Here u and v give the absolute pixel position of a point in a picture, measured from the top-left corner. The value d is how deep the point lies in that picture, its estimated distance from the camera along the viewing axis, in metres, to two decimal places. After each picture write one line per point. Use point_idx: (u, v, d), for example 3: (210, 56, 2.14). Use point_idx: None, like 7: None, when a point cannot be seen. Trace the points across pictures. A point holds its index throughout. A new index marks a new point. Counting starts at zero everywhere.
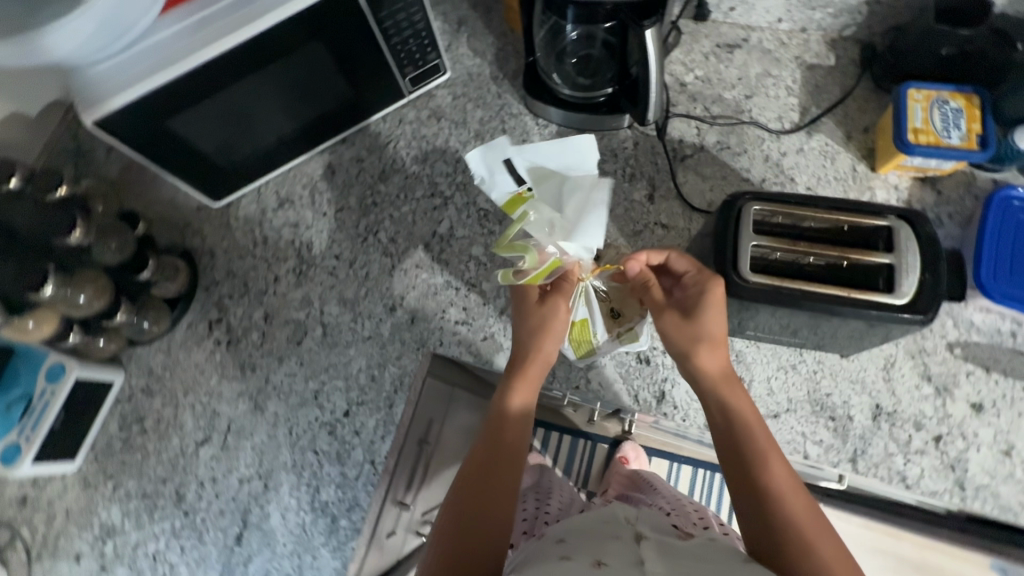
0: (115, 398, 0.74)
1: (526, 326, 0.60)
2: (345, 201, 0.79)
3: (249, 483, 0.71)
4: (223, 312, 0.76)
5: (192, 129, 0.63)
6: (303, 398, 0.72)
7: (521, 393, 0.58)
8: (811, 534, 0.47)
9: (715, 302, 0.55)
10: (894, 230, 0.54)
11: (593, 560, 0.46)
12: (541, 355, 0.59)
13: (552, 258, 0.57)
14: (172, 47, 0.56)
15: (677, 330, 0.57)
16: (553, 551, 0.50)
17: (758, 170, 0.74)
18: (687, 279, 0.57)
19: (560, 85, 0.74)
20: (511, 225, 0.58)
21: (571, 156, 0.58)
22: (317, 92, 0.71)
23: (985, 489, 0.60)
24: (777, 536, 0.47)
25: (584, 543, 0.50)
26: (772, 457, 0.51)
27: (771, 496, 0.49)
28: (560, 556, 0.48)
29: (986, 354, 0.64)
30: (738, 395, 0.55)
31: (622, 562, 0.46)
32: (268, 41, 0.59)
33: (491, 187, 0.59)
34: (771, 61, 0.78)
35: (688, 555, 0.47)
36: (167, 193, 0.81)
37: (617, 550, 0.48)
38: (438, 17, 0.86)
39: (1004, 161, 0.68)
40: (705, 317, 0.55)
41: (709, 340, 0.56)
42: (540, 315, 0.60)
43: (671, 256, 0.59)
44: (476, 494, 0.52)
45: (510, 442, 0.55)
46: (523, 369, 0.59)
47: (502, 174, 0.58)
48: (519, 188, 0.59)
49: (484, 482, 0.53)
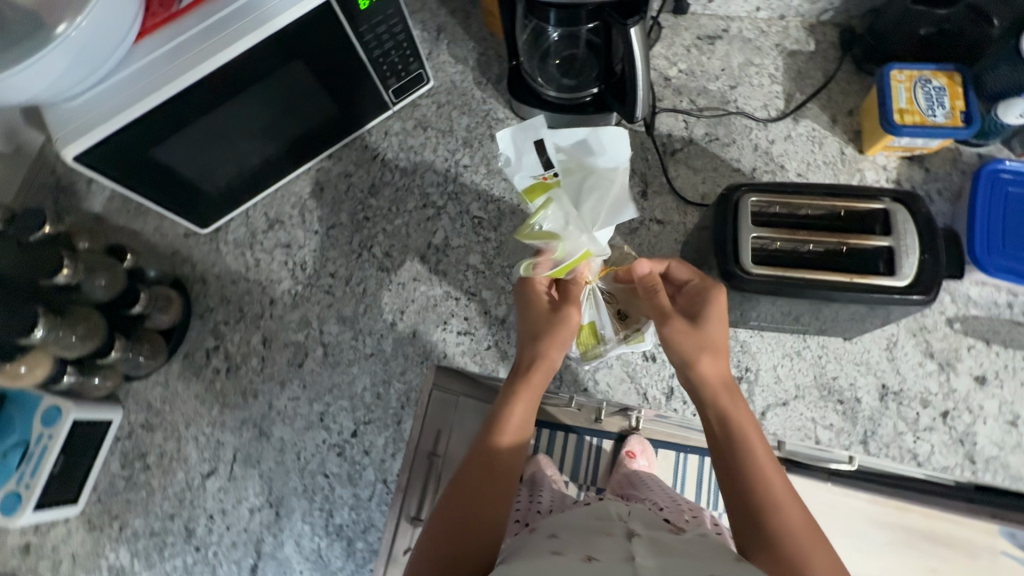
0: (114, 436, 0.72)
1: (529, 334, 0.59)
2: (336, 218, 0.78)
3: (260, 513, 0.69)
4: (220, 339, 0.75)
5: (175, 156, 0.62)
6: (309, 421, 0.71)
7: (521, 405, 0.56)
8: (806, 551, 0.47)
9: (716, 312, 0.55)
10: (890, 212, 0.54)
11: (583, 555, 0.47)
12: (543, 365, 0.57)
13: (580, 250, 0.56)
14: (149, 75, 0.55)
15: (680, 337, 0.55)
16: (545, 547, 0.50)
17: (748, 159, 0.74)
18: (688, 288, 0.57)
19: (545, 86, 0.73)
20: (533, 211, 0.55)
21: (600, 146, 0.58)
22: (300, 111, 0.70)
23: (995, 461, 0.61)
24: (772, 552, 0.47)
25: (576, 540, 0.51)
26: (769, 470, 0.50)
27: (767, 511, 0.48)
28: (550, 550, 0.49)
29: (985, 327, 0.65)
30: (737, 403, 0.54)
31: (612, 556, 0.47)
32: (250, 59, 0.58)
33: (515, 169, 0.58)
34: (752, 50, 0.78)
35: (678, 550, 0.48)
36: (153, 222, 0.79)
37: (607, 547, 0.49)
38: (416, 26, 0.85)
39: (989, 135, 0.69)
40: (707, 327, 0.54)
41: (712, 348, 0.54)
42: (544, 324, 0.59)
43: (671, 265, 0.59)
44: (473, 527, 0.51)
45: (505, 470, 0.54)
46: (522, 384, 0.57)
47: (530, 156, 0.57)
48: (544, 173, 0.58)
49: (480, 513, 0.52)
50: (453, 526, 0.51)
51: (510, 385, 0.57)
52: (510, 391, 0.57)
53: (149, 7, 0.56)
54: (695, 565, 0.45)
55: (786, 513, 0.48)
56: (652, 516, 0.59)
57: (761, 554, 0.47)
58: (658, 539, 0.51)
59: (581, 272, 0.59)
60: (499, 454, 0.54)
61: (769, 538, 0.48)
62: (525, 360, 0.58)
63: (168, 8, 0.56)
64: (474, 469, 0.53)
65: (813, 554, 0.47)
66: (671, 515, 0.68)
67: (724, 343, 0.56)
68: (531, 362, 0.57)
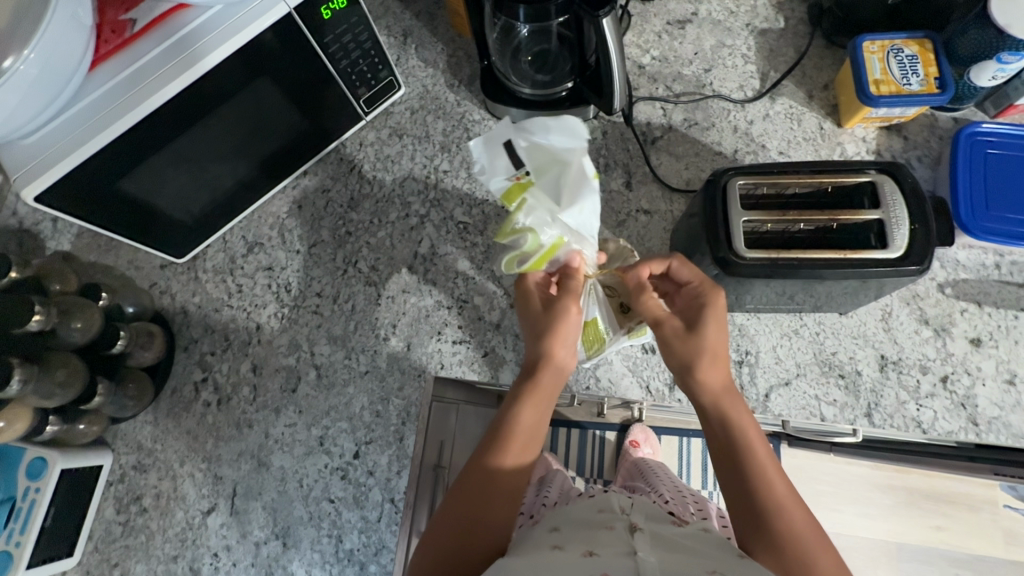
0: (106, 481, 0.70)
1: (532, 332, 0.57)
2: (317, 235, 0.76)
3: (266, 546, 0.67)
4: (208, 371, 0.72)
5: (142, 186, 0.59)
6: (308, 446, 0.69)
7: (530, 410, 0.54)
8: (809, 551, 0.48)
9: (717, 316, 0.53)
10: (877, 185, 0.54)
11: (584, 551, 0.48)
12: (547, 369, 0.56)
13: (552, 238, 0.56)
14: (106, 104, 0.52)
15: (679, 343, 0.53)
16: (547, 542, 0.52)
17: (729, 141, 0.74)
18: (688, 290, 0.56)
19: (519, 84, 0.72)
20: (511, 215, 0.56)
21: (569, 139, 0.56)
22: (270, 130, 0.68)
23: (997, 421, 0.61)
24: (774, 555, 0.49)
25: (577, 534, 0.52)
26: (772, 474, 0.50)
27: (770, 515, 0.49)
28: (552, 545, 0.51)
29: (976, 289, 0.65)
30: (739, 405, 0.53)
31: (612, 550, 0.48)
32: (214, 80, 0.56)
33: (490, 175, 0.57)
34: (723, 32, 0.78)
35: (679, 547, 0.49)
36: (127, 256, 0.77)
37: (608, 541, 0.50)
38: (382, 32, 0.83)
39: (964, 99, 0.69)
40: (707, 333, 0.53)
41: (711, 354, 0.53)
42: (544, 322, 0.57)
43: (672, 264, 0.58)
44: (479, 556, 0.51)
45: (509, 495, 0.53)
46: (526, 393, 0.55)
47: (503, 159, 0.57)
48: (519, 174, 0.57)
49: (485, 542, 0.51)
50: (458, 553, 0.51)
51: (516, 392, 0.56)
52: (515, 402, 0.55)
53: (100, 34, 0.52)
54: (695, 563, 0.46)
55: (789, 517, 0.49)
56: (655, 507, 0.60)
57: (763, 557, 0.49)
58: (660, 534, 0.52)
59: (578, 261, 0.59)
60: (502, 480, 0.53)
61: (772, 541, 0.49)
62: (528, 366, 0.57)
63: (120, 34, 0.53)
64: (476, 497, 0.52)
65: (815, 554, 0.49)
66: (678, 508, 0.67)
67: (725, 345, 0.54)
68: (535, 369, 0.56)
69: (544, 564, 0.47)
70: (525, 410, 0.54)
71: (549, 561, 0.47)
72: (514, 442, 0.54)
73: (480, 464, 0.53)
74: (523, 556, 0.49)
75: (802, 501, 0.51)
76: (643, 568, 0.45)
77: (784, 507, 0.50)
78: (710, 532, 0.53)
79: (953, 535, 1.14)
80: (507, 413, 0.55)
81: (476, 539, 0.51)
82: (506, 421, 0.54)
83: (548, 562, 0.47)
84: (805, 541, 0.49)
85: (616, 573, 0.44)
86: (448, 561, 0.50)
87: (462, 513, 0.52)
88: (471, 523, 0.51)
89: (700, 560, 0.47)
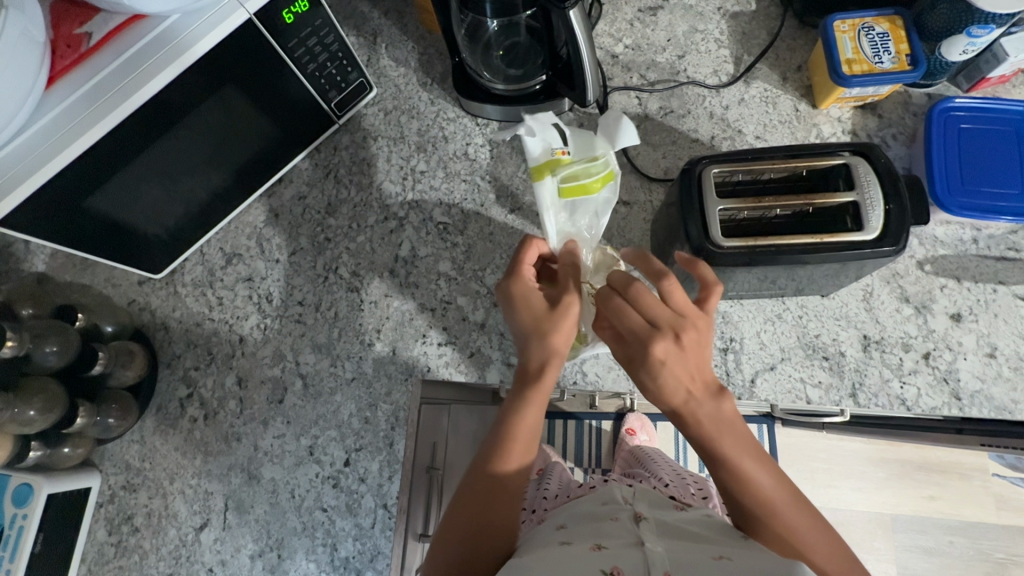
0: (96, 502, 0.69)
1: (526, 323, 0.52)
2: (296, 243, 0.75)
3: (262, 558, 0.67)
4: (193, 386, 0.72)
5: (114, 201, 0.59)
6: (298, 456, 0.69)
7: (534, 410, 0.51)
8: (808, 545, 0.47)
9: (654, 363, 0.46)
10: (852, 167, 0.54)
11: (592, 543, 0.49)
12: (555, 366, 0.51)
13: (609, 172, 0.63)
14: (66, 123, 0.50)
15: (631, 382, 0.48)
16: (554, 538, 0.52)
17: (705, 128, 0.73)
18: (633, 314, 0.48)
19: (492, 80, 0.70)
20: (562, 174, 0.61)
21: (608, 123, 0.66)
22: (240, 137, 0.67)
23: (979, 394, 0.62)
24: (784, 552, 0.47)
25: (584, 528, 0.52)
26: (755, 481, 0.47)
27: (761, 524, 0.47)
28: (561, 541, 0.51)
29: (954, 264, 0.66)
30: (710, 427, 0.46)
31: (620, 542, 0.49)
32: (179, 88, 0.54)
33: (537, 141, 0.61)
34: (696, 17, 0.77)
35: (685, 533, 0.50)
36: (102, 274, 0.75)
37: (615, 532, 0.50)
38: (351, 32, 0.82)
39: (936, 74, 0.69)
40: (646, 378, 0.47)
41: (659, 395, 0.47)
42: (545, 319, 0.52)
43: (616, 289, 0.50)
44: (496, 556, 0.51)
45: (514, 495, 0.52)
46: (530, 392, 0.51)
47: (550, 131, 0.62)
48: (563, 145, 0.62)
49: (494, 545, 0.51)
50: (480, 548, 0.50)
51: (516, 396, 0.52)
52: (518, 404, 0.51)
53: (55, 49, 0.50)
54: (702, 548, 0.47)
55: (779, 524, 0.47)
56: (657, 494, 0.60)
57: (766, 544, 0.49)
58: (664, 521, 0.53)
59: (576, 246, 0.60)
60: (508, 487, 0.51)
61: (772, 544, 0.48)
62: (533, 367, 0.52)
63: (76, 48, 0.50)
64: (482, 500, 0.51)
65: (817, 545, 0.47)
66: (678, 491, 0.67)
67: (695, 361, 0.46)
68: (541, 368, 0.51)
69: (554, 559, 0.47)
70: (527, 419, 0.50)
71: (558, 556, 0.47)
72: (518, 444, 0.51)
73: (483, 472, 0.51)
74: (533, 553, 0.49)
75: (794, 494, 0.48)
76: (652, 559, 0.46)
77: (775, 508, 0.47)
78: (713, 516, 0.54)
79: (946, 504, 1.16)
80: (511, 415, 0.51)
81: (489, 545, 0.51)
82: (506, 423, 0.51)
83: (559, 557, 0.47)
84: (805, 534, 0.47)
85: (626, 567, 0.45)
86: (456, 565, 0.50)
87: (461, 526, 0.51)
88: (482, 522, 0.51)
89: (704, 544, 0.48)
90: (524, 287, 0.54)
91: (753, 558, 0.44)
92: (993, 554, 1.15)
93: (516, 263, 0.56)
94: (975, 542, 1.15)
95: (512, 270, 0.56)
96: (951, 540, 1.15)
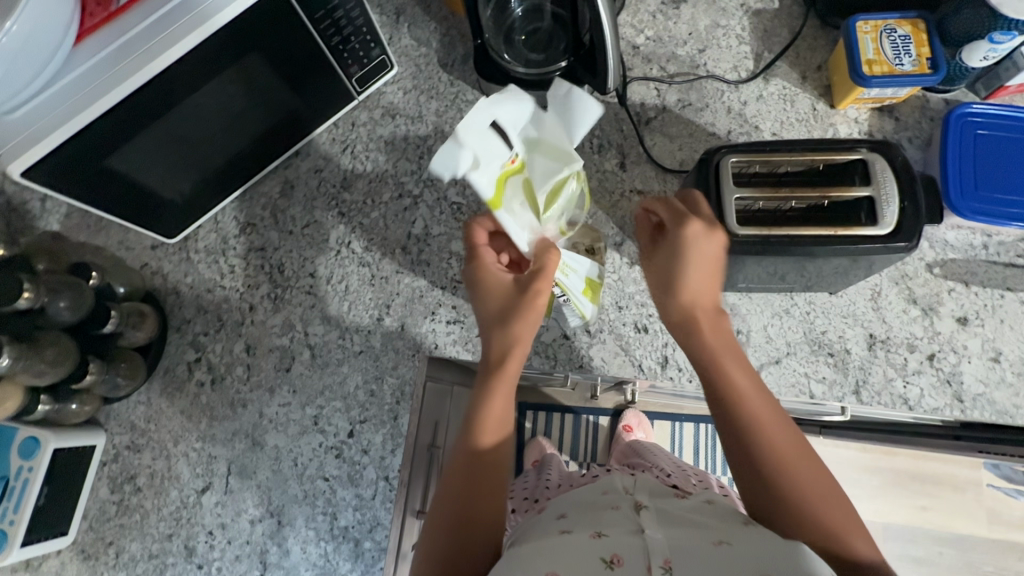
0: (100, 461, 0.70)
1: (490, 317, 0.56)
2: (310, 216, 0.75)
3: (261, 523, 0.68)
4: (201, 351, 0.72)
5: (135, 163, 0.59)
6: (302, 425, 0.69)
7: (498, 399, 0.54)
8: (791, 464, 0.49)
9: (685, 247, 0.53)
10: (868, 163, 0.55)
11: (592, 531, 0.49)
12: (516, 353, 0.55)
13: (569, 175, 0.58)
14: (90, 82, 0.50)
15: (656, 282, 0.56)
16: (555, 527, 0.52)
17: (722, 123, 0.74)
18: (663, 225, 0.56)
19: (511, 62, 0.70)
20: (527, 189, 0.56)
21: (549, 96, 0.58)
22: (260, 105, 0.67)
23: (982, 398, 0.63)
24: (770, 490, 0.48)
25: (583, 517, 0.53)
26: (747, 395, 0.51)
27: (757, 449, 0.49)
28: (561, 530, 0.51)
29: (963, 269, 0.66)
30: (715, 335, 0.53)
31: (620, 530, 0.49)
32: (207, 52, 0.55)
33: (486, 162, 0.50)
34: (718, 12, 0.77)
35: (685, 520, 0.50)
36: (116, 236, 0.76)
37: (615, 521, 0.51)
38: (374, 10, 0.82)
39: (955, 81, 0.70)
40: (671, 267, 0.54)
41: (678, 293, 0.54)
42: (510, 307, 0.55)
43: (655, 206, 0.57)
44: (488, 551, 0.51)
45: (493, 476, 0.52)
46: (495, 383, 0.54)
47: (494, 141, 0.51)
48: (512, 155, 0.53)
49: (485, 534, 0.51)
50: (469, 532, 0.50)
51: (483, 385, 0.54)
52: (485, 394, 0.54)
53: (84, 6, 0.50)
54: (701, 535, 0.47)
55: (773, 438, 0.49)
56: (656, 482, 0.60)
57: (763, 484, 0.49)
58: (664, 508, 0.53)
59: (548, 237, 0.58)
60: (487, 467, 0.52)
61: (770, 482, 0.48)
62: (495, 357, 0.55)
63: (106, 7, 0.50)
64: (469, 494, 0.52)
65: (799, 462, 0.49)
66: (678, 480, 0.67)
67: (708, 274, 0.54)
68: (502, 358, 0.54)
69: (553, 548, 0.47)
70: (493, 406, 0.53)
71: (559, 546, 0.48)
72: (487, 427, 0.53)
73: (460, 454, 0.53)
74: (533, 542, 0.49)
75: (782, 418, 0.51)
76: (653, 548, 0.46)
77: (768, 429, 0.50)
78: (714, 503, 0.54)
79: (939, 515, 1.16)
80: (478, 406, 0.54)
81: (477, 537, 0.50)
82: (473, 411, 0.54)
83: (557, 545, 0.48)
84: (794, 457, 0.49)
85: (626, 555, 0.46)
86: (442, 557, 0.50)
87: (454, 504, 0.51)
88: (467, 511, 0.51)
89: (703, 531, 0.48)
90: (483, 276, 0.57)
91: (753, 550, 0.44)
92: (981, 567, 1.13)
93: (472, 250, 0.59)
94: (967, 554, 1.14)
95: (470, 257, 0.59)
96: (941, 551, 1.15)
